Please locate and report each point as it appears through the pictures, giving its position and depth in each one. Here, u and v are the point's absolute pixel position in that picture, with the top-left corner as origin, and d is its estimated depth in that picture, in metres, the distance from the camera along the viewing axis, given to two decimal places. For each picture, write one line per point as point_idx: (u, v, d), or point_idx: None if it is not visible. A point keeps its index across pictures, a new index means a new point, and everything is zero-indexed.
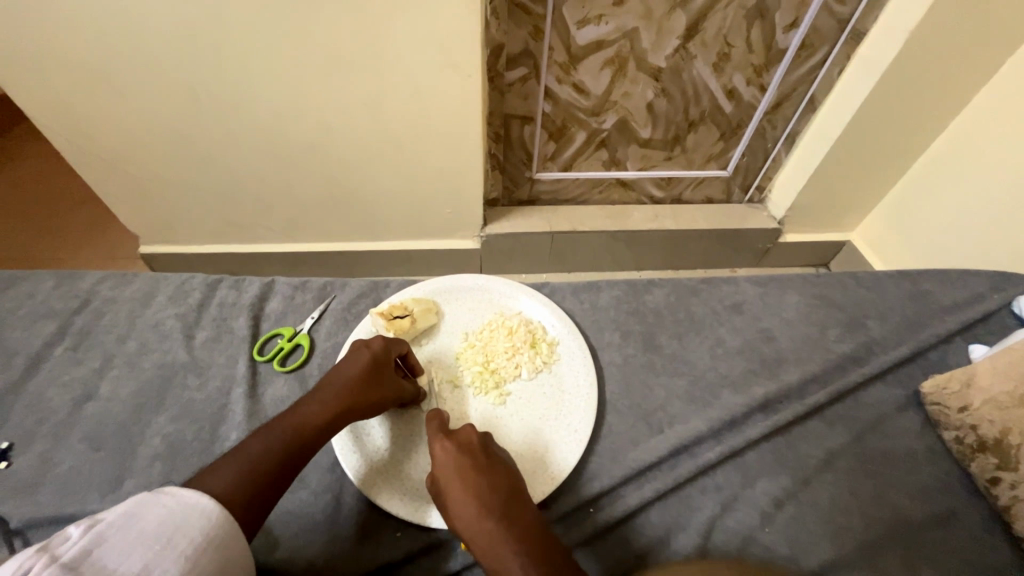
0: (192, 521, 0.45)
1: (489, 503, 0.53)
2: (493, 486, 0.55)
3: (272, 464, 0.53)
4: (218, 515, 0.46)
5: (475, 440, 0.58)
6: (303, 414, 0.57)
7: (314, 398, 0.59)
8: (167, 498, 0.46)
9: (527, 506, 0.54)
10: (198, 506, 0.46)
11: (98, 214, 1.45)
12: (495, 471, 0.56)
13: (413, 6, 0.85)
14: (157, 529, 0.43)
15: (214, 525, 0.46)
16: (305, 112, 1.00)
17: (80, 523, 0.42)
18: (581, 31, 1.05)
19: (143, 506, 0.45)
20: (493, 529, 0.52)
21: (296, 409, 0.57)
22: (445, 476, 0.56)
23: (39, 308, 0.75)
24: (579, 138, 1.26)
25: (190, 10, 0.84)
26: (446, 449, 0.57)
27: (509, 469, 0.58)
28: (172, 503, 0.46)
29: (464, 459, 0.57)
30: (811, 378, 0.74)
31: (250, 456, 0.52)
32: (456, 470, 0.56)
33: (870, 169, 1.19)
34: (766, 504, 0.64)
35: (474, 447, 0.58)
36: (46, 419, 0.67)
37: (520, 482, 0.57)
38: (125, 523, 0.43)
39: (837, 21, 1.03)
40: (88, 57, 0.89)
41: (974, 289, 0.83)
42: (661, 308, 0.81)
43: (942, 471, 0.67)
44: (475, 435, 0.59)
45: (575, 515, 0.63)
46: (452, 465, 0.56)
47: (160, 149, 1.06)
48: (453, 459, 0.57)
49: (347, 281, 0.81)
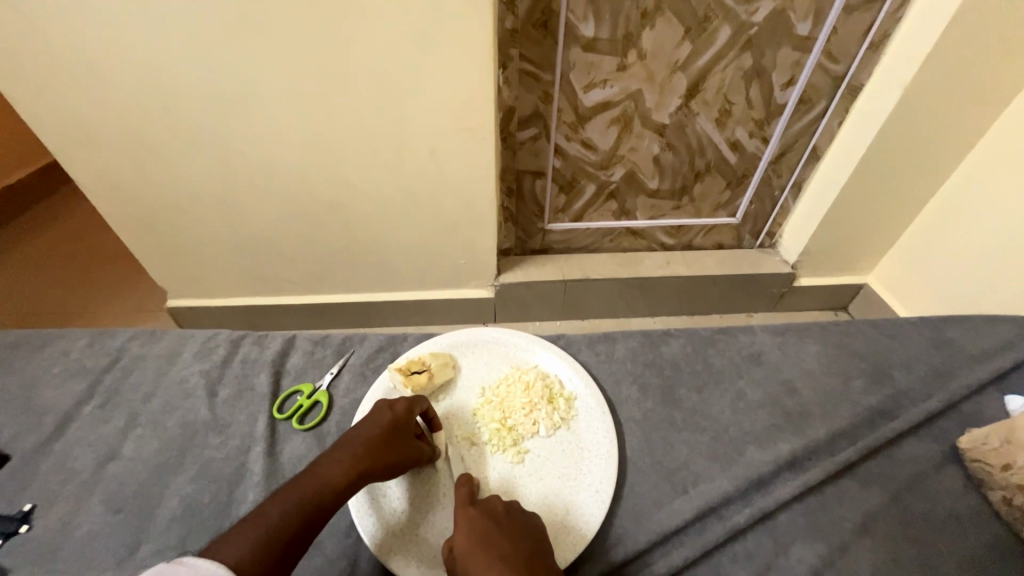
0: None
1: (515, 569, 0.52)
2: (518, 553, 0.54)
3: (289, 531, 0.52)
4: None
5: (499, 507, 0.59)
6: (322, 476, 0.57)
7: (331, 460, 0.58)
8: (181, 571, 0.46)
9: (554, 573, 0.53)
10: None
11: (131, 269, 1.53)
12: (520, 536, 0.56)
13: (435, 78, 0.93)
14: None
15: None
16: (331, 174, 1.07)
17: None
18: (588, 93, 1.12)
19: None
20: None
21: (315, 470, 0.57)
22: (469, 544, 0.55)
23: (73, 366, 0.78)
24: (589, 190, 1.31)
25: (236, 87, 0.93)
26: (469, 514, 0.57)
27: (534, 537, 0.57)
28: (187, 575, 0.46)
29: (488, 524, 0.56)
30: (840, 433, 0.71)
31: (266, 522, 0.52)
32: (480, 536, 0.55)
33: (879, 214, 1.20)
34: (805, 574, 0.60)
35: (499, 512, 0.58)
36: (70, 479, 0.67)
37: (545, 549, 0.56)
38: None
39: (832, 78, 1.09)
40: (142, 129, 0.99)
41: (1002, 337, 0.81)
42: (678, 359, 0.80)
43: (992, 536, 0.63)
44: (499, 502, 0.60)
45: None
46: (475, 530, 0.56)
47: (195, 209, 1.13)
48: (477, 525, 0.56)
49: (366, 335, 0.83)
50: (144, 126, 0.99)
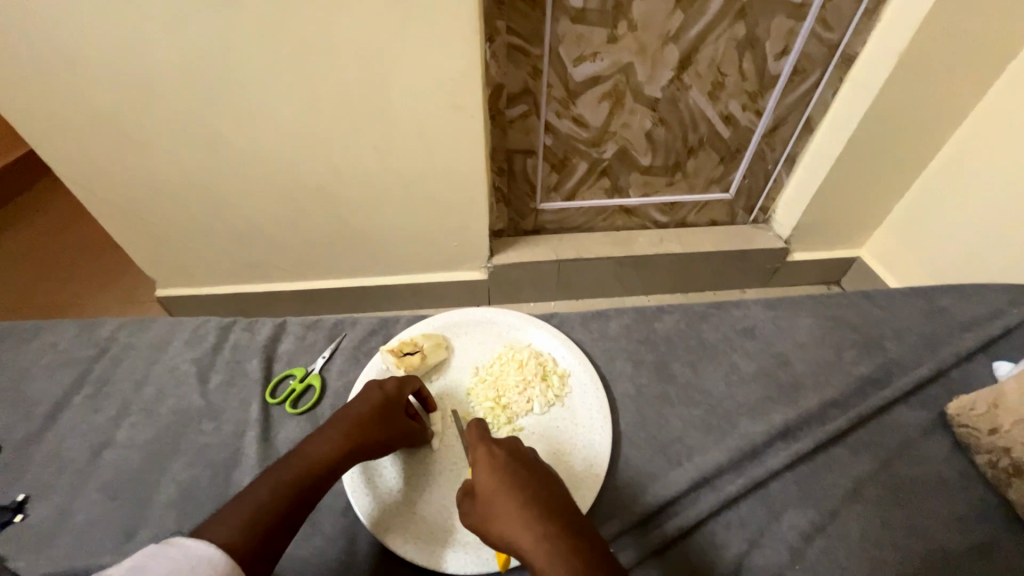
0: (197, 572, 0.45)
1: (540, 508, 0.52)
2: (542, 492, 0.54)
3: (281, 509, 0.52)
4: (225, 566, 0.46)
5: (521, 448, 0.59)
6: (313, 455, 0.57)
7: (323, 438, 0.59)
8: (172, 550, 0.46)
9: (577, 513, 0.53)
10: (204, 556, 0.46)
11: (118, 259, 1.50)
12: (541, 476, 0.56)
13: (418, 54, 0.90)
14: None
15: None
16: (316, 156, 1.04)
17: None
18: (578, 67, 1.09)
19: (150, 559, 0.45)
20: (548, 534, 0.50)
21: (306, 450, 0.57)
22: (494, 483, 0.55)
23: (60, 357, 0.77)
24: (581, 168, 1.29)
25: (212, 68, 0.90)
26: (492, 453, 0.57)
27: (555, 478, 0.57)
28: (178, 555, 0.46)
29: (512, 462, 0.56)
30: (831, 403, 0.72)
31: (259, 500, 0.52)
32: (504, 475, 0.55)
33: (872, 186, 1.19)
34: (796, 540, 0.61)
35: (521, 453, 0.58)
36: (63, 469, 0.67)
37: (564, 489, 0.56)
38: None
39: (827, 47, 1.07)
40: (116, 113, 0.96)
41: (992, 304, 0.81)
42: (672, 335, 0.80)
43: (978, 498, 0.64)
44: (520, 443, 0.60)
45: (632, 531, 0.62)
46: (499, 470, 0.56)
47: (178, 196, 1.10)
48: (500, 463, 0.56)
49: (357, 319, 0.82)
50: (117, 109, 0.95)
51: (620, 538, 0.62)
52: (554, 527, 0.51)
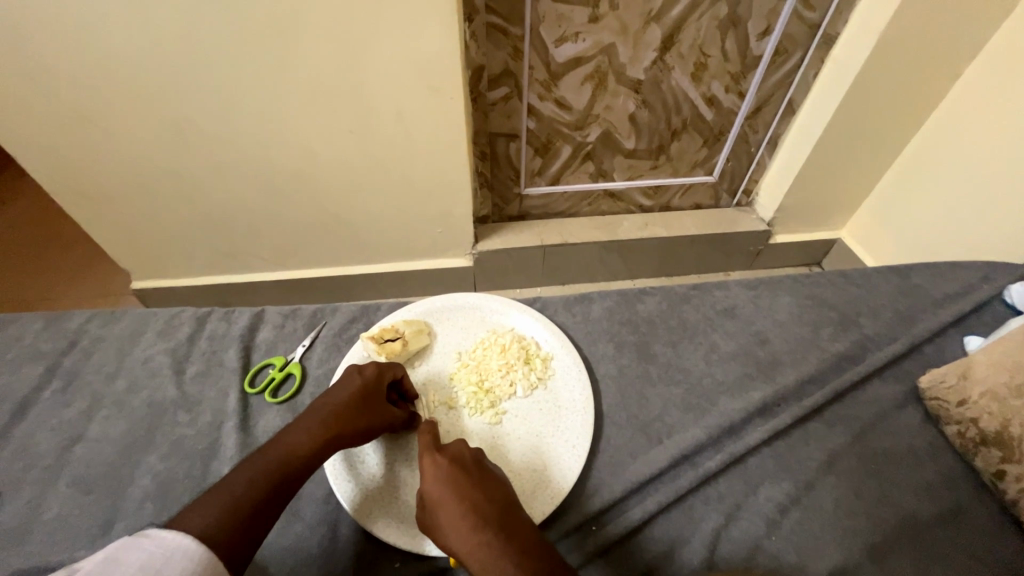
0: (171, 563, 0.44)
1: (482, 516, 0.52)
2: (486, 499, 0.54)
3: (258, 496, 0.52)
4: (200, 554, 0.45)
5: (466, 454, 0.58)
6: (291, 445, 0.56)
7: (301, 428, 0.58)
8: (146, 541, 0.45)
9: (522, 517, 0.54)
10: (179, 546, 0.45)
11: (90, 252, 1.46)
12: (489, 483, 0.56)
13: (393, 33, 0.87)
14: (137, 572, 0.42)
15: (195, 564, 0.45)
16: (292, 140, 1.01)
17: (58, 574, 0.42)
18: (560, 48, 1.07)
19: (123, 551, 0.44)
20: (489, 544, 0.50)
21: (283, 439, 0.57)
22: (437, 494, 0.54)
23: (28, 350, 0.75)
24: (564, 152, 1.28)
25: (176, 49, 0.86)
26: (437, 462, 0.56)
27: (502, 483, 0.57)
28: (153, 546, 0.45)
29: (456, 471, 0.56)
30: (808, 379, 0.73)
31: (236, 490, 0.51)
32: (447, 485, 0.55)
33: (852, 167, 1.20)
34: (771, 512, 0.62)
35: (466, 460, 0.57)
36: (34, 465, 0.65)
37: (512, 494, 0.56)
38: (103, 568, 0.42)
39: (808, 27, 1.06)
40: (77, 98, 0.91)
41: (965, 281, 0.83)
42: (654, 316, 0.80)
43: (946, 467, 0.66)
44: (467, 449, 0.59)
45: (579, 533, 0.61)
46: (443, 480, 0.55)
47: (149, 185, 1.06)
48: (444, 473, 0.55)
49: (337, 306, 0.81)
50: (78, 94, 0.91)
51: (567, 540, 0.61)
52: (495, 535, 0.51)
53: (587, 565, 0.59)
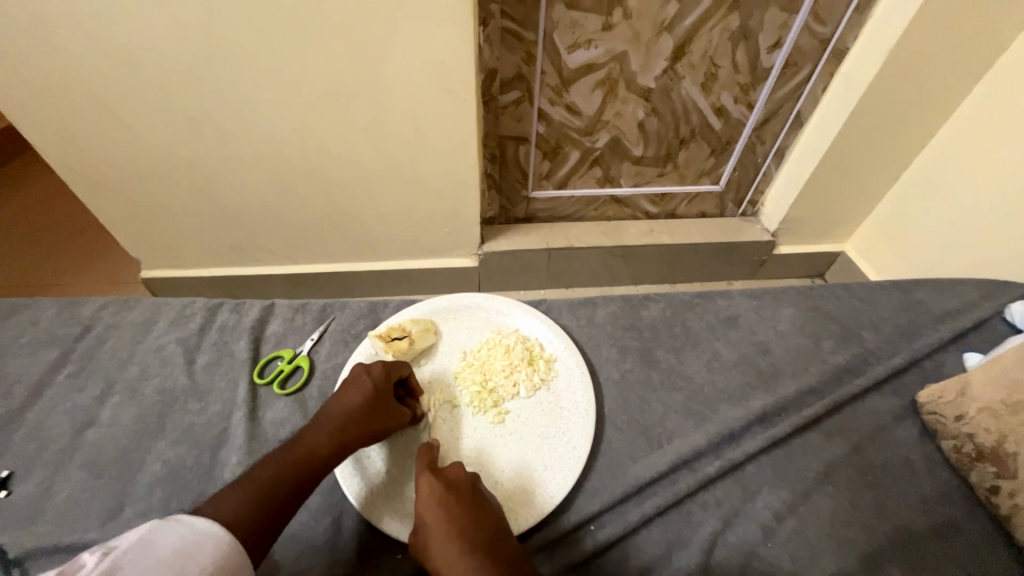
0: (203, 550, 0.45)
1: (471, 545, 0.53)
2: (477, 527, 0.55)
3: (281, 492, 0.53)
4: (227, 543, 0.47)
5: (463, 478, 0.59)
6: (308, 444, 0.57)
7: (318, 427, 0.59)
8: (180, 526, 0.46)
9: (510, 546, 0.55)
10: (209, 534, 0.47)
11: (99, 240, 1.47)
12: (482, 509, 0.57)
13: (410, 35, 0.88)
14: (172, 557, 0.44)
15: (224, 553, 0.46)
16: (305, 136, 1.03)
17: (94, 551, 0.43)
18: (572, 55, 1.09)
19: (157, 533, 0.45)
20: (476, 570, 0.51)
21: (301, 438, 0.58)
22: (429, 516, 0.55)
23: (42, 335, 0.76)
24: (573, 157, 1.29)
25: (197, 44, 0.88)
26: (432, 485, 0.57)
27: (495, 510, 0.58)
28: (184, 532, 0.46)
29: (450, 495, 0.57)
30: (808, 390, 0.74)
31: (258, 484, 0.52)
32: (440, 508, 0.56)
33: (858, 181, 1.21)
34: (768, 519, 0.63)
35: (463, 485, 0.58)
36: (47, 447, 0.67)
37: (503, 521, 0.57)
38: (139, 550, 0.43)
39: (819, 41, 1.07)
40: (97, 87, 0.93)
41: (967, 298, 0.84)
42: (657, 322, 0.82)
43: (941, 481, 0.67)
44: (465, 472, 0.60)
45: (575, 535, 0.62)
46: (436, 501, 0.56)
47: (162, 176, 1.08)
48: (439, 495, 0.56)
49: (346, 302, 0.83)
50: (98, 84, 0.93)
51: (544, 553, 0.61)
52: (481, 565, 0.52)
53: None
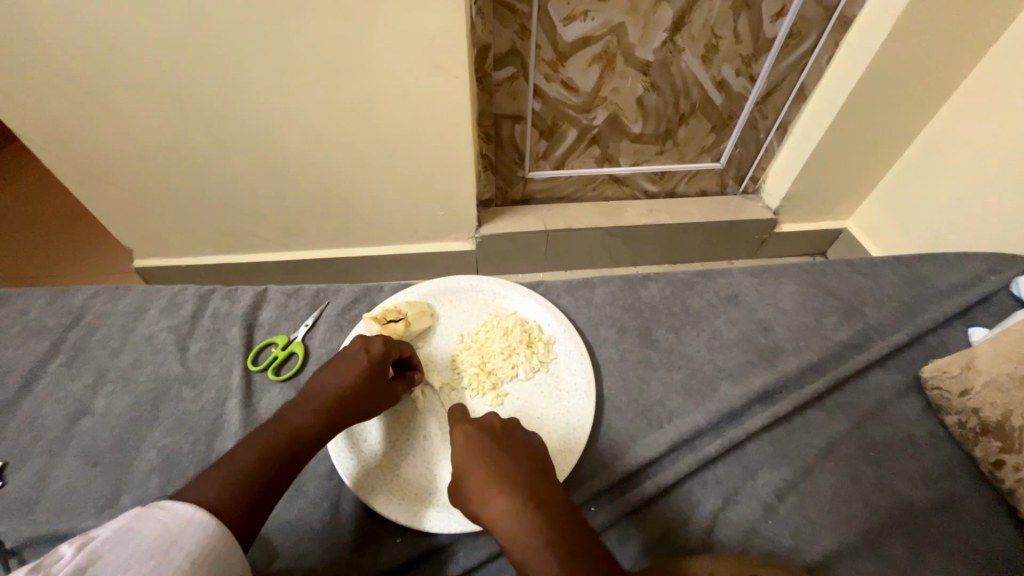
0: (186, 536, 0.44)
1: (510, 482, 0.53)
2: (515, 466, 0.54)
3: (268, 472, 0.52)
4: (212, 526, 0.45)
5: (495, 424, 0.58)
6: (296, 422, 0.57)
7: (306, 405, 0.58)
8: (161, 513, 0.45)
9: (552, 485, 0.54)
10: (191, 517, 0.45)
11: (92, 229, 1.45)
12: (518, 451, 0.56)
13: (396, 10, 0.84)
14: (153, 544, 0.42)
15: (210, 535, 0.45)
16: (293, 119, 1.00)
17: (74, 541, 0.42)
18: (567, 27, 1.05)
19: (138, 521, 0.43)
20: (515, 508, 0.51)
21: (288, 418, 0.57)
22: (466, 460, 0.55)
23: (32, 325, 0.75)
24: (570, 135, 1.26)
25: (174, 24, 0.84)
26: (466, 432, 0.57)
27: (533, 448, 0.57)
28: (166, 518, 0.44)
29: (484, 440, 0.56)
30: (810, 367, 0.73)
31: (244, 463, 0.52)
32: (476, 452, 0.55)
33: (862, 156, 1.18)
34: (768, 496, 0.63)
35: (496, 429, 0.58)
36: (41, 437, 0.66)
37: (543, 460, 0.57)
38: (118, 539, 0.42)
39: (824, 9, 1.03)
40: (73, 70, 0.89)
41: (972, 272, 0.82)
42: (657, 302, 0.80)
43: (944, 456, 0.67)
44: (496, 418, 0.59)
45: (592, 504, 0.63)
46: (471, 447, 0.56)
47: (149, 162, 1.05)
48: (473, 441, 0.56)
49: (340, 286, 0.81)
50: (74, 66, 0.89)
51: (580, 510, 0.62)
52: (525, 501, 0.51)
53: (606, 528, 0.61)
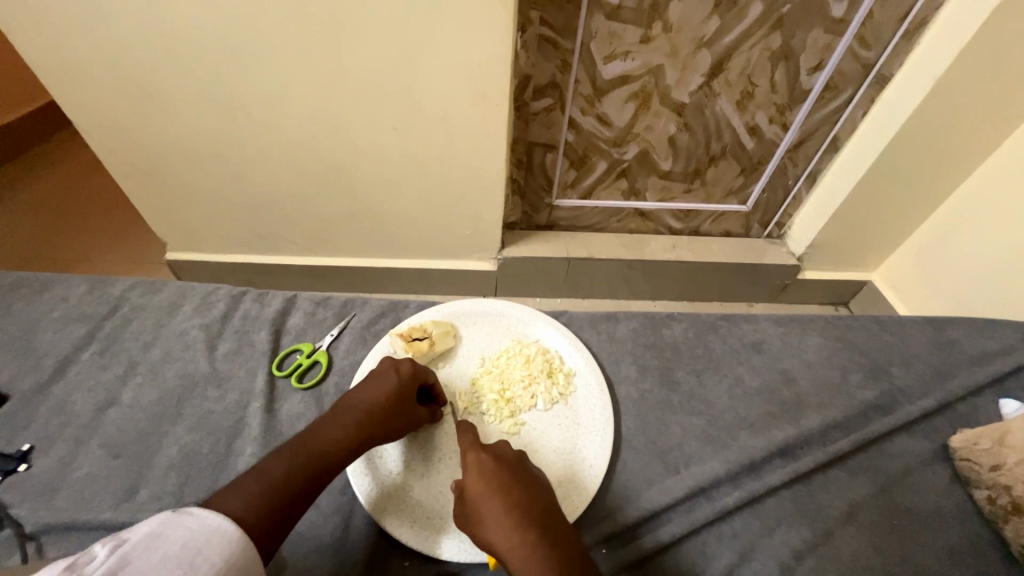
0: (216, 546, 0.43)
1: (527, 515, 0.53)
2: (531, 498, 0.55)
3: (294, 488, 0.52)
4: (239, 539, 0.45)
5: (509, 454, 0.59)
6: (325, 439, 0.57)
7: (336, 423, 0.59)
8: (190, 521, 0.44)
9: (564, 523, 0.54)
10: (220, 528, 0.44)
11: (130, 219, 1.50)
12: (532, 484, 0.57)
13: (447, 39, 0.88)
14: (182, 551, 0.41)
15: (235, 549, 0.44)
16: (336, 132, 1.03)
17: (103, 542, 0.39)
18: (608, 65, 1.08)
19: (169, 526, 0.42)
20: (531, 542, 0.51)
21: (318, 435, 0.57)
22: (480, 488, 0.55)
23: (71, 311, 0.77)
24: (600, 167, 1.28)
25: (238, 36, 0.89)
26: (482, 459, 0.57)
27: (544, 485, 0.58)
28: (195, 526, 0.43)
29: (500, 470, 0.56)
30: (833, 425, 0.72)
31: (274, 478, 0.52)
32: (492, 481, 0.55)
33: (892, 211, 1.18)
34: (786, 556, 0.61)
35: (512, 460, 0.58)
36: (68, 423, 0.68)
37: (552, 497, 0.57)
38: (150, 543, 0.40)
39: (862, 66, 1.05)
40: (139, 72, 0.95)
41: (1004, 340, 0.80)
42: (679, 343, 0.80)
43: (971, 532, 0.64)
44: (509, 448, 0.60)
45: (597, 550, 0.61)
46: (487, 475, 0.56)
47: (195, 162, 1.10)
48: (489, 469, 0.56)
49: (367, 299, 0.83)
50: (141, 68, 0.94)
51: None
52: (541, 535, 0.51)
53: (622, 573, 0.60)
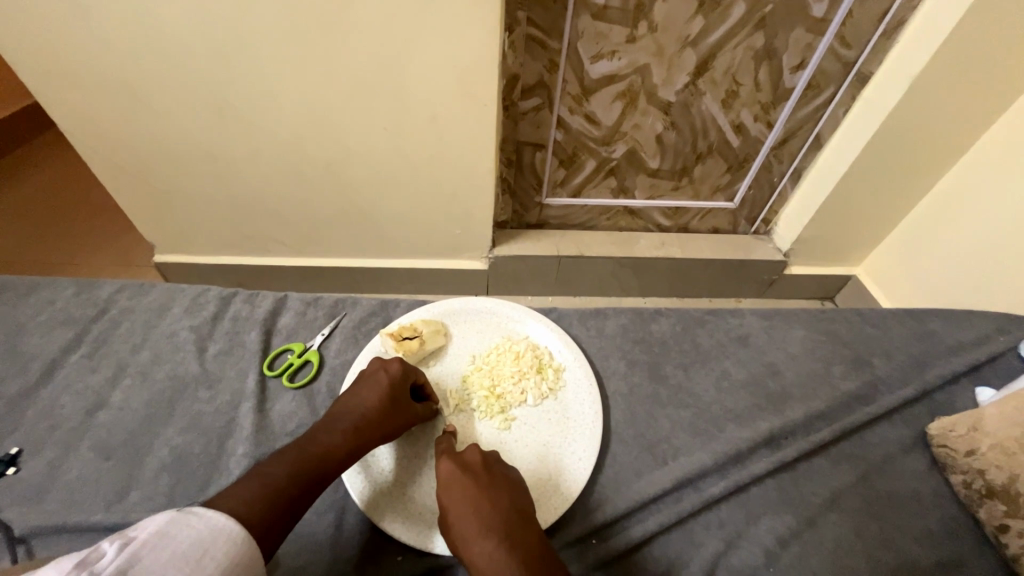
0: (220, 545, 0.43)
1: (489, 522, 0.54)
2: (493, 506, 0.56)
3: (293, 487, 0.53)
4: (242, 538, 0.45)
5: (478, 461, 0.60)
6: (322, 444, 0.58)
7: (333, 427, 0.60)
8: (197, 519, 0.44)
9: (529, 529, 0.55)
10: (224, 527, 0.45)
11: (117, 222, 1.49)
12: (496, 490, 0.57)
13: (436, 40, 0.89)
14: (189, 550, 0.42)
15: (239, 548, 0.44)
16: (325, 132, 1.03)
17: (113, 539, 0.40)
18: (595, 65, 1.09)
19: (177, 524, 0.43)
20: (489, 551, 0.52)
21: (316, 439, 0.58)
22: (448, 496, 0.57)
23: (58, 314, 0.77)
24: (589, 165, 1.29)
25: (225, 37, 0.89)
26: (448, 468, 0.59)
27: (514, 490, 0.58)
28: (201, 524, 0.44)
29: (465, 478, 0.58)
30: (817, 415, 0.73)
31: (273, 477, 0.52)
32: (457, 490, 0.57)
33: (874, 207, 1.21)
34: (771, 543, 0.63)
35: (479, 467, 0.59)
36: (57, 426, 0.67)
37: (521, 502, 0.57)
38: (158, 542, 0.41)
39: (843, 64, 1.07)
40: (124, 73, 0.94)
41: (980, 330, 0.83)
42: (667, 337, 0.82)
43: (948, 515, 0.67)
44: (479, 454, 0.61)
45: (584, 543, 0.62)
46: (454, 484, 0.57)
47: (183, 163, 1.09)
48: (455, 478, 0.58)
49: (358, 299, 0.83)
50: (126, 69, 0.93)
51: (569, 549, 0.62)
52: (500, 543, 0.52)
53: (610, 564, 0.61)
